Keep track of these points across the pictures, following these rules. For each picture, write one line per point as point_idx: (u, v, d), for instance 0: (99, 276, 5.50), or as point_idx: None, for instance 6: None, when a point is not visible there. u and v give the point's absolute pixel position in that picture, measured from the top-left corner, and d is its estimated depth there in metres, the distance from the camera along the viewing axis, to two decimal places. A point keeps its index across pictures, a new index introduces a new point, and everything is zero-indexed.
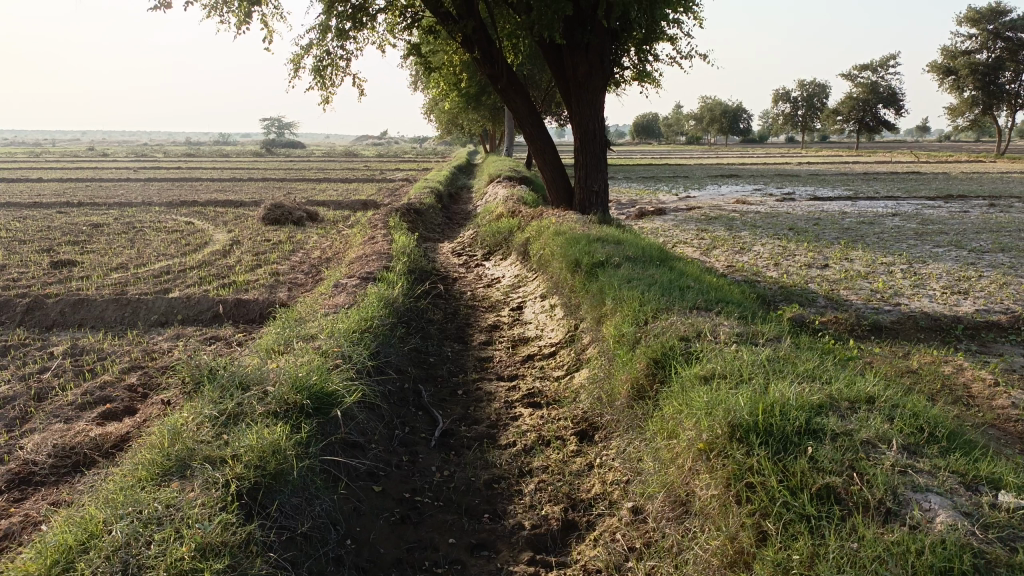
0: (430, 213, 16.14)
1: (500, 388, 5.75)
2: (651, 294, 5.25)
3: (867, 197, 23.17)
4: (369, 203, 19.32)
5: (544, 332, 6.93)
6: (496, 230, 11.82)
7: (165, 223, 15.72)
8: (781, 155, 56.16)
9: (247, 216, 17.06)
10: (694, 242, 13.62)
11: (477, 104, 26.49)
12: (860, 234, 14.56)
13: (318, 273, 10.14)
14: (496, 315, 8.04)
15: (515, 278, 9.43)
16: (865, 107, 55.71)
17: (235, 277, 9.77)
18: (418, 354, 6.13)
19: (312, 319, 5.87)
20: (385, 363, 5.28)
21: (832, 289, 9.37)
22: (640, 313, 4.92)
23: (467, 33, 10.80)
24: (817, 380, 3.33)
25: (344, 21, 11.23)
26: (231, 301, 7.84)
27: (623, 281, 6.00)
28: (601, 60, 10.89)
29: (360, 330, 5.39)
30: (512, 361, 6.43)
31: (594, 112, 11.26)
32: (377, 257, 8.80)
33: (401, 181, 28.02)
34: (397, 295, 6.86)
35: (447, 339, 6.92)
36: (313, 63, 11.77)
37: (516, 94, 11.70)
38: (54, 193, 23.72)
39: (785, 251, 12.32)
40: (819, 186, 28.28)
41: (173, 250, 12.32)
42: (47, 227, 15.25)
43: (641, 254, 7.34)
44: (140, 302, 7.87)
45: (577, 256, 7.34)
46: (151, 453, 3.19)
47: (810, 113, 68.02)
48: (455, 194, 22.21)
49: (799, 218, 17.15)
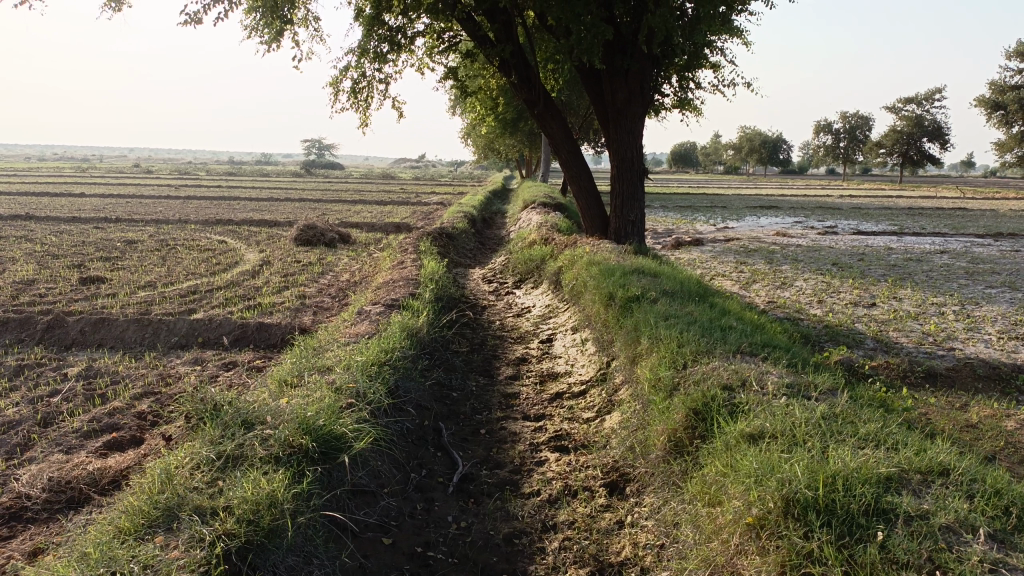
0: (462, 238, 15.92)
1: (526, 429, 5.41)
2: (690, 335, 4.89)
3: (913, 233, 22.52)
4: (402, 226, 19.20)
5: (574, 368, 6.59)
6: (528, 258, 11.52)
7: (199, 242, 15.73)
8: (822, 187, 55.26)
9: (279, 236, 17.03)
10: (732, 275, 13.19)
11: (514, 130, 26.38)
12: (908, 271, 14.02)
13: (346, 297, 9.92)
14: (525, 347, 7.72)
15: (546, 308, 9.12)
16: (909, 141, 54.69)
17: (261, 299, 9.60)
18: (440, 388, 5.83)
19: (331, 348, 5.60)
20: (403, 398, 4.98)
21: (879, 331, 8.91)
22: (679, 355, 4.56)
23: (505, 57, 10.61)
24: (882, 446, 2.95)
25: (382, 44, 11.11)
26: (253, 324, 7.63)
27: (660, 318, 5.65)
28: (641, 86, 10.62)
29: (379, 362, 5.11)
30: (539, 398, 6.09)
31: (633, 140, 10.96)
32: (404, 283, 8.56)
33: (436, 204, 27.95)
34: (421, 325, 6.58)
35: (472, 372, 6.61)
36: (350, 84, 11.67)
37: (553, 120, 11.45)
38: (94, 209, 24.01)
39: (828, 288, 11.85)
40: (862, 220, 27.59)
41: (202, 269, 12.24)
42: (82, 242, 15.33)
43: (679, 288, 6.99)
44: (161, 323, 7.69)
45: (611, 289, 7.01)
46: (138, 500, 2.92)
47: (852, 145, 67.04)
48: (489, 219, 22.03)
49: (843, 253, 16.61)
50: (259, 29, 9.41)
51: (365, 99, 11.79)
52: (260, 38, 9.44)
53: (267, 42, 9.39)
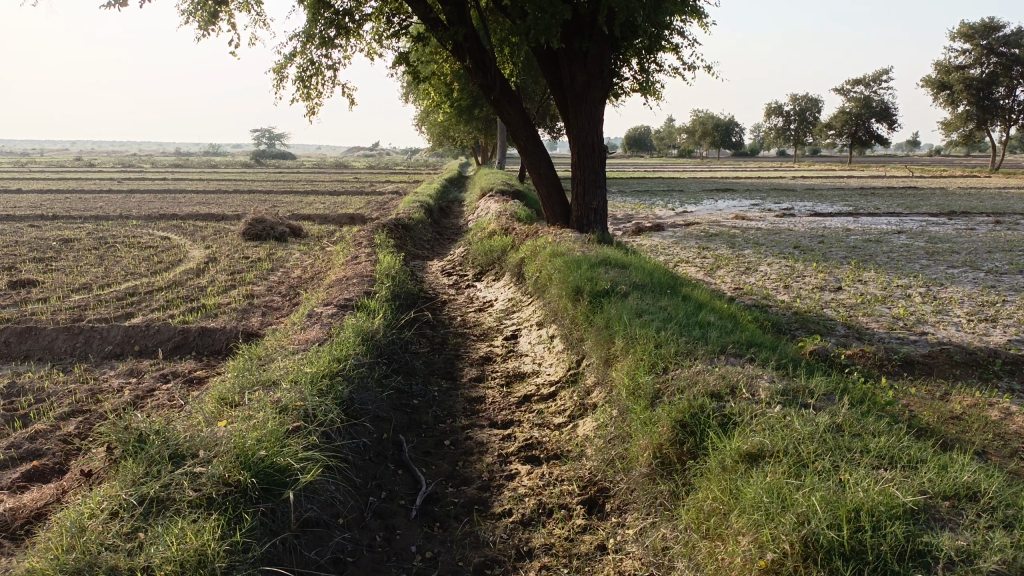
0: (419, 229, 15.43)
1: (493, 438, 5.02)
2: (668, 334, 4.54)
3: (868, 213, 22.61)
4: (357, 217, 18.60)
5: (542, 367, 6.23)
6: (488, 249, 11.10)
7: (141, 239, 14.95)
8: (775, 169, 55.74)
9: (227, 231, 16.30)
10: (696, 261, 12.94)
11: (469, 117, 25.87)
12: (868, 252, 13.95)
13: (297, 295, 9.39)
14: (489, 345, 7.32)
15: (508, 301, 8.73)
16: (858, 122, 55.43)
17: (205, 300, 9.01)
18: (399, 397, 5.39)
19: (278, 358, 5.11)
20: (359, 412, 4.55)
21: (849, 316, 8.71)
22: (658, 358, 4.22)
23: (457, 40, 10.14)
24: (899, 465, 2.64)
25: (330, 28, 10.55)
26: (194, 329, 7.07)
27: (633, 314, 5.30)
28: (601, 69, 10.26)
29: (331, 373, 4.66)
30: (506, 402, 5.70)
31: (593, 125, 10.60)
32: (358, 280, 8.09)
33: (390, 194, 27.28)
34: (377, 327, 6.12)
35: (433, 376, 6.18)
36: (297, 71, 11.08)
37: (510, 105, 11.01)
38: (30, 206, 22.84)
39: (793, 272, 11.68)
40: (817, 202, 27.71)
41: (143, 269, 11.55)
42: (14, 242, 14.45)
43: (649, 280, 6.66)
44: (93, 331, 7.09)
45: (577, 282, 6.63)
46: (40, 561, 2.48)
47: (803, 127, 67.78)
48: (445, 208, 21.50)
49: (804, 236, 16.52)
50: (195, 12, 8.79)
51: (314, 87, 11.21)
52: (195, 22, 8.83)
53: (203, 26, 8.79)
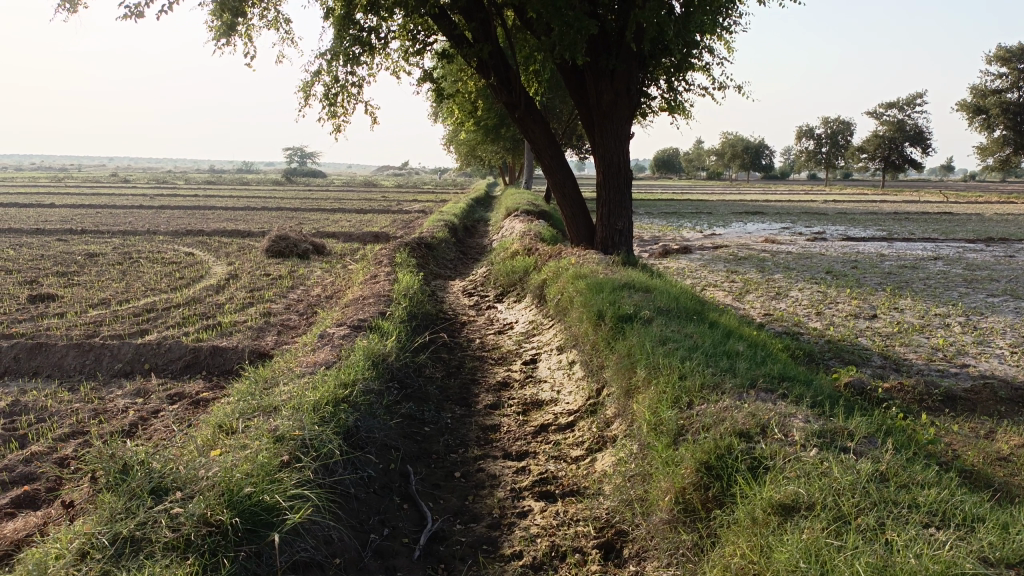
0: (442, 248, 15.26)
1: (507, 470, 4.75)
2: (694, 364, 4.25)
3: (903, 238, 22.05)
4: (381, 235, 18.50)
5: (560, 395, 5.97)
6: (510, 269, 10.88)
7: (165, 254, 14.94)
8: (805, 193, 55.03)
9: (251, 248, 16.27)
10: (724, 285, 12.59)
11: (496, 136, 25.78)
12: (904, 279, 13.52)
13: (314, 314, 9.23)
14: (507, 369, 7.07)
15: (529, 324, 8.49)
16: (891, 145, 54.59)
17: (221, 318, 8.87)
18: (409, 423, 5.15)
19: (284, 382, 4.90)
20: (364, 441, 4.31)
21: (884, 346, 8.34)
22: (682, 391, 3.94)
23: (483, 57, 9.99)
24: (953, 525, 2.35)
25: (356, 45, 10.46)
26: (205, 348, 6.90)
27: (657, 342, 5.02)
28: (628, 88, 10.05)
29: (336, 399, 4.44)
30: (522, 431, 5.44)
31: (619, 145, 10.36)
32: (375, 300, 7.89)
33: (416, 213, 27.24)
34: (389, 350, 5.90)
35: (447, 402, 5.93)
36: (321, 88, 11.01)
37: (535, 124, 10.80)
38: (60, 220, 23.05)
39: (826, 298, 11.30)
40: (849, 226, 27.14)
41: (163, 284, 11.50)
42: (40, 256, 14.51)
43: (674, 305, 6.38)
44: (104, 348, 6.96)
45: (600, 306, 6.36)
46: None
47: (834, 150, 66.95)
48: (470, 227, 21.35)
49: (836, 261, 16.09)
50: (216, 25, 8.74)
51: (338, 104, 11.13)
52: (216, 35, 8.78)
53: (224, 40, 8.73)
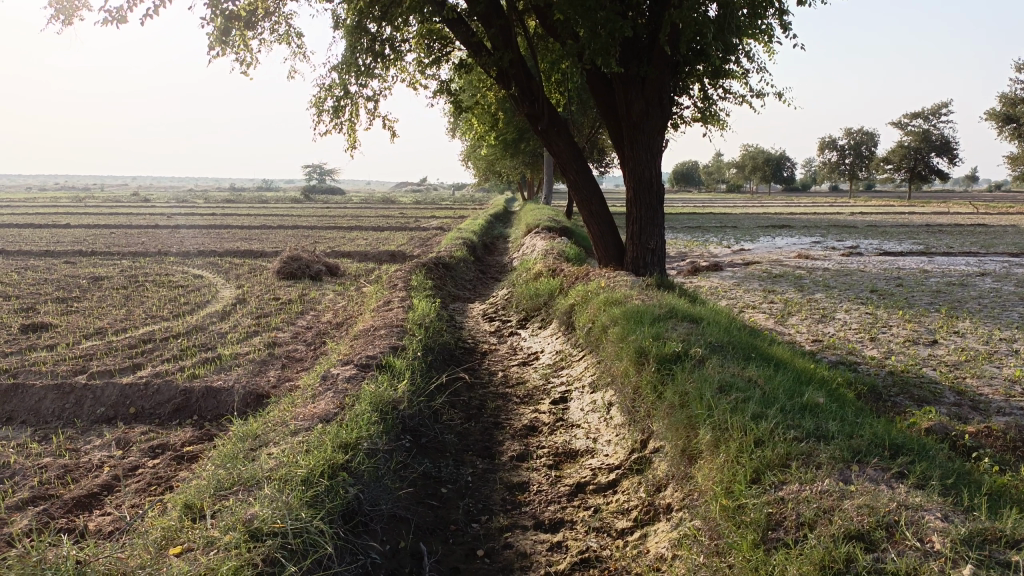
0: (461, 267, 14.52)
1: (539, 546, 3.95)
2: (772, 425, 3.45)
3: (942, 252, 21.02)
4: (398, 254, 17.83)
5: (597, 445, 5.17)
6: (534, 292, 10.11)
7: (172, 277, 14.32)
8: (830, 205, 53.81)
9: (262, 269, 15.62)
10: (763, 306, 11.75)
11: (515, 150, 25.10)
12: (955, 298, 12.58)
13: (322, 345, 8.50)
14: (535, 410, 6.26)
15: (556, 354, 7.71)
16: (917, 156, 53.36)
17: (222, 350, 8.16)
18: (423, 485, 4.37)
19: (274, 442, 4.14)
20: (368, 519, 3.57)
21: (954, 379, 7.47)
22: (764, 463, 3.15)
23: (503, 66, 9.28)
24: None
25: (369, 57, 9.80)
26: (198, 389, 6.18)
27: (716, 389, 4.21)
28: (660, 97, 9.27)
29: (334, 467, 3.67)
30: (555, 491, 4.65)
31: (651, 158, 9.57)
32: (388, 331, 7.17)
33: (434, 230, 26.59)
34: (401, 395, 5.15)
35: (467, 454, 5.15)
36: (331, 103, 10.37)
37: (559, 136, 10.02)
38: (72, 241, 22.66)
39: (877, 321, 10.40)
40: (882, 240, 26.06)
41: (165, 310, 10.83)
42: (43, 279, 13.94)
43: (729, 340, 5.56)
44: (86, 389, 6.25)
45: (642, 340, 5.55)
46: None
47: (858, 162, 65.72)
48: (489, 245, 20.59)
49: (879, 278, 15.12)
50: (214, 35, 8.13)
51: (350, 119, 10.48)
52: (213, 44, 8.15)
53: (221, 49, 8.10)
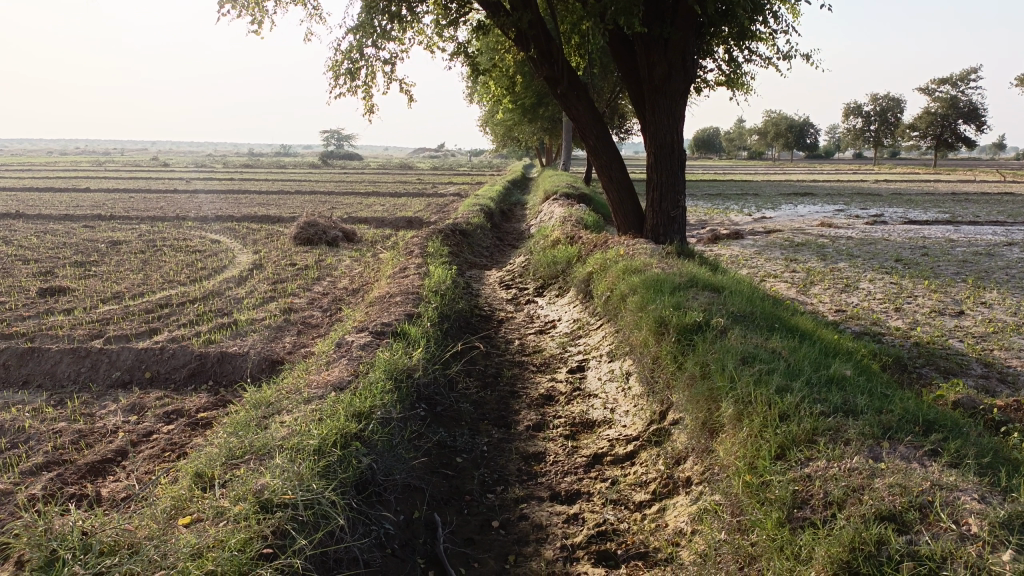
0: (478, 234, 14.40)
1: (555, 518, 3.88)
2: (798, 399, 3.33)
3: (968, 221, 20.60)
4: (415, 220, 17.72)
5: (615, 416, 5.08)
6: (552, 259, 9.98)
7: (189, 242, 14.30)
8: (853, 172, 52.93)
9: (279, 235, 15.58)
10: (785, 275, 11.55)
11: (533, 116, 24.77)
12: (983, 268, 12.30)
13: (338, 311, 8.44)
14: (551, 379, 6.17)
15: (574, 323, 7.60)
16: (944, 123, 52.17)
17: (238, 315, 8.12)
18: (438, 454, 4.31)
19: (287, 410, 4.08)
20: (381, 489, 3.51)
21: (981, 350, 7.29)
22: (789, 439, 3.04)
23: (521, 27, 9.04)
24: None
25: (386, 19, 9.60)
26: (213, 354, 6.14)
27: (738, 360, 4.09)
28: (683, 59, 9.01)
29: (347, 436, 3.61)
30: (571, 462, 4.58)
31: (672, 122, 9.33)
32: (403, 298, 7.09)
33: (452, 196, 26.43)
34: (415, 363, 5.08)
35: (482, 423, 5.08)
36: (348, 66, 10.20)
37: (579, 100, 9.80)
38: (92, 206, 22.75)
39: (902, 291, 10.19)
40: (907, 208, 25.60)
41: (182, 275, 10.81)
42: (62, 243, 13.97)
43: (751, 310, 5.43)
44: (101, 353, 6.24)
45: (662, 310, 5.43)
46: None
47: (883, 128, 64.43)
48: (507, 211, 20.41)
49: (904, 247, 14.84)
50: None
51: (367, 83, 10.31)
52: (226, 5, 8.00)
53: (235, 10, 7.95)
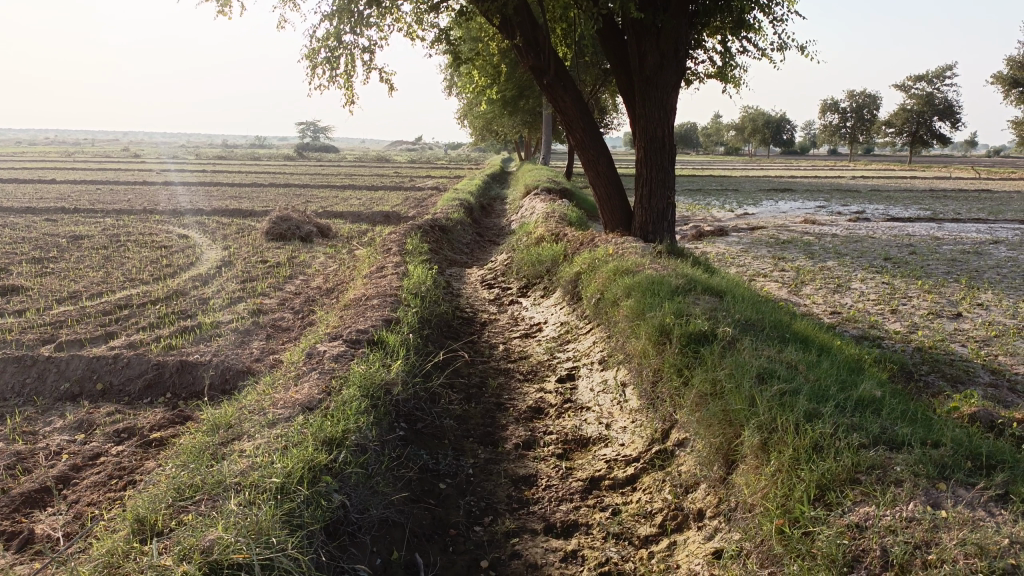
0: (458, 230, 13.93)
1: (551, 556, 3.45)
2: (833, 429, 2.92)
3: (951, 219, 20.46)
4: (392, 215, 17.18)
5: (612, 433, 4.64)
6: (536, 257, 9.53)
7: (156, 237, 13.66)
8: (830, 168, 52.99)
9: (251, 229, 14.98)
10: (775, 274, 11.21)
11: (513, 108, 24.27)
12: (973, 268, 12.04)
13: (311, 313, 7.95)
14: (539, 390, 5.73)
15: (561, 327, 7.17)
16: (919, 120, 52.38)
17: (203, 318, 7.59)
18: (419, 481, 3.86)
19: (248, 435, 3.61)
20: (354, 531, 3.07)
21: (986, 356, 6.96)
22: (827, 476, 2.66)
23: (506, 13, 8.58)
24: None
25: (363, 4, 9.08)
26: (172, 363, 5.63)
27: (755, 379, 3.68)
28: (676, 49, 8.61)
29: (315, 470, 3.16)
30: (566, 486, 4.14)
31: (663, 115, 8.92)
32: (381, 300, 6.62)
33: (430, 190, 25.91)
34: (394, 377, 4.62)
35: (467, 441, 4.64)
36: (325, 54, 9.68)
37: (566, 91, 9.34)
38: (56, 197, 21.95)
39: (896, 292, 9.87)
40: (888, 204, 25.42)
41: (146, 273, 10.23)
42: (21, 238, 13.30)
43: (757, 318, 5.04)
44: (49, 362, 5.70)
45: (663, 317, 5.02)
46: None
47: (859, 125, 64.69)
48: (486, 206, 19.93)
49: (891, 245, 14.56)
50: None
51: (346, 72, 9.79)
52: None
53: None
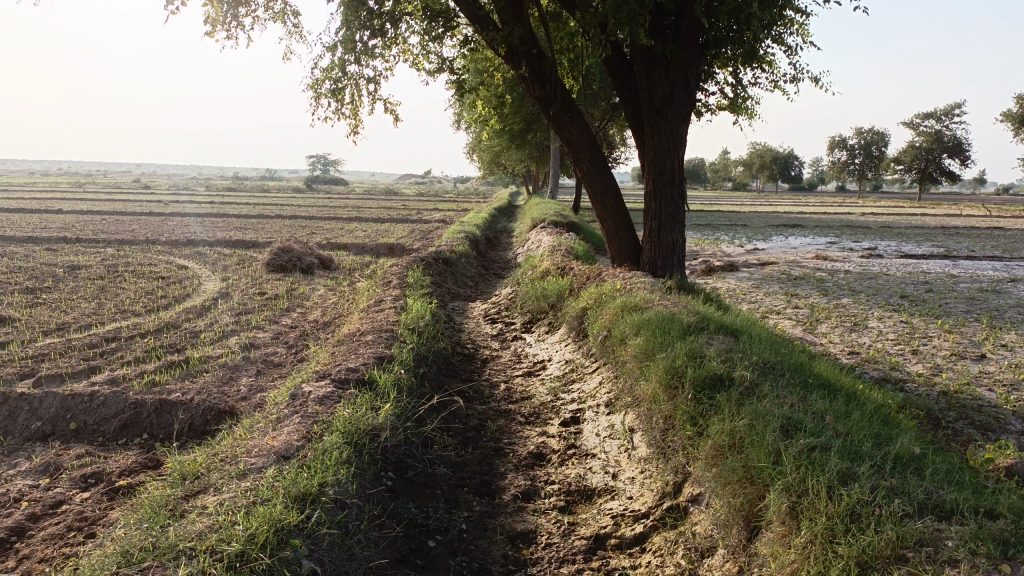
0: (463, 263, 13.63)
1: None
2: (873, 495, 2.55)
3: (965, 256, 20.08)
4: (396, 247, 16.92)
5: (619, 484, 4.26)
6: (541, 292, 9.20)
7: (155, 268, 13.42)
8: (839, 205, 52.72)
9: (252, 261, 14.73)
10: (788, 311, 10.84)
11: (520, 141, 24.14)
12: (993, 307, 11.63)
13: (305, 348, 7.61)
14: (542, 433, 5.36)
15: (566, 365, 6.81)
16: (928, 157, 52.17)
17: (192, 352, 7.27)
18: (405, 539, 3.50)
19: (216, 488, 3.27)
20: None
21: (1016, 401, 6.56)
22: (869, 552, 2.32)
23: (511, 43, 8.36)
24: None
25: (368, 34, 8.90)
26: (151, 402, 5.29)
27: (779, 432, 3.31)
28: (686, 80, 8.37)
29: (283, 533, 2.82)
30: (568, 545, 3.75)
31: (672, 147, 8.65)
32: (377, 336, 6.29)
33: (435, 223, 25.69)
34: (383, 422, 4.27)
35: (462, 492, 4.28)
36: (329, 85, 9.49)
37: (572, 122, 9.09)
38: (60, 227, 21.83)
39: (916, 332, 9.48)
40: (900, 241, 25.04)
41: (140, 304, 9.95)
42: (18, 267, 13.07)
43: (777, 361, 4.68)
44: (21, 398, 5.38)
45: (675, 358, 4.67)
46: None
47: (867, 162, 64.53)
48: (492, 239, 19.67)
49: (907, 283, 14.16)
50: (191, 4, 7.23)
51: (350, 102, 9.59)
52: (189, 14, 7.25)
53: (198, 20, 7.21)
